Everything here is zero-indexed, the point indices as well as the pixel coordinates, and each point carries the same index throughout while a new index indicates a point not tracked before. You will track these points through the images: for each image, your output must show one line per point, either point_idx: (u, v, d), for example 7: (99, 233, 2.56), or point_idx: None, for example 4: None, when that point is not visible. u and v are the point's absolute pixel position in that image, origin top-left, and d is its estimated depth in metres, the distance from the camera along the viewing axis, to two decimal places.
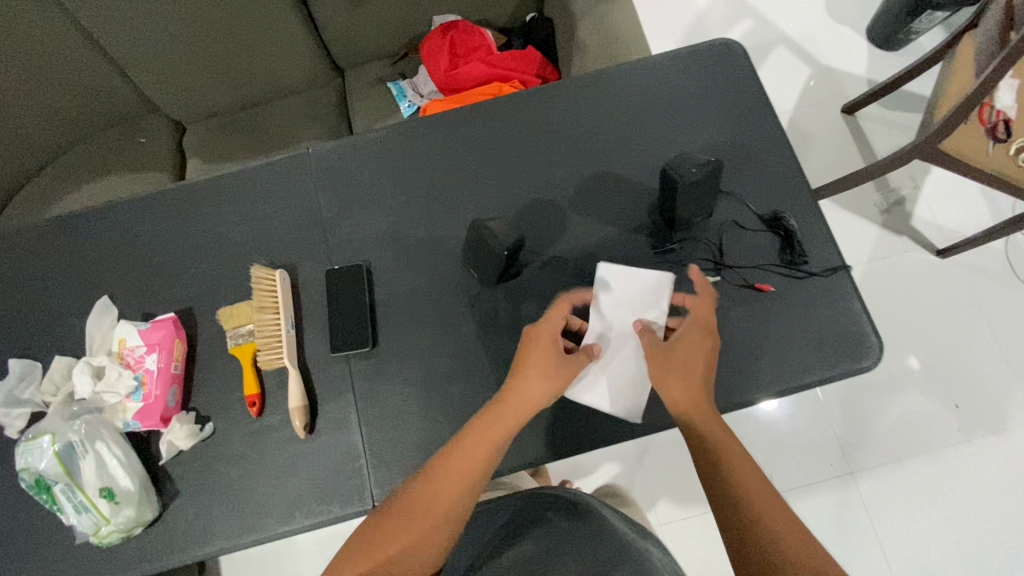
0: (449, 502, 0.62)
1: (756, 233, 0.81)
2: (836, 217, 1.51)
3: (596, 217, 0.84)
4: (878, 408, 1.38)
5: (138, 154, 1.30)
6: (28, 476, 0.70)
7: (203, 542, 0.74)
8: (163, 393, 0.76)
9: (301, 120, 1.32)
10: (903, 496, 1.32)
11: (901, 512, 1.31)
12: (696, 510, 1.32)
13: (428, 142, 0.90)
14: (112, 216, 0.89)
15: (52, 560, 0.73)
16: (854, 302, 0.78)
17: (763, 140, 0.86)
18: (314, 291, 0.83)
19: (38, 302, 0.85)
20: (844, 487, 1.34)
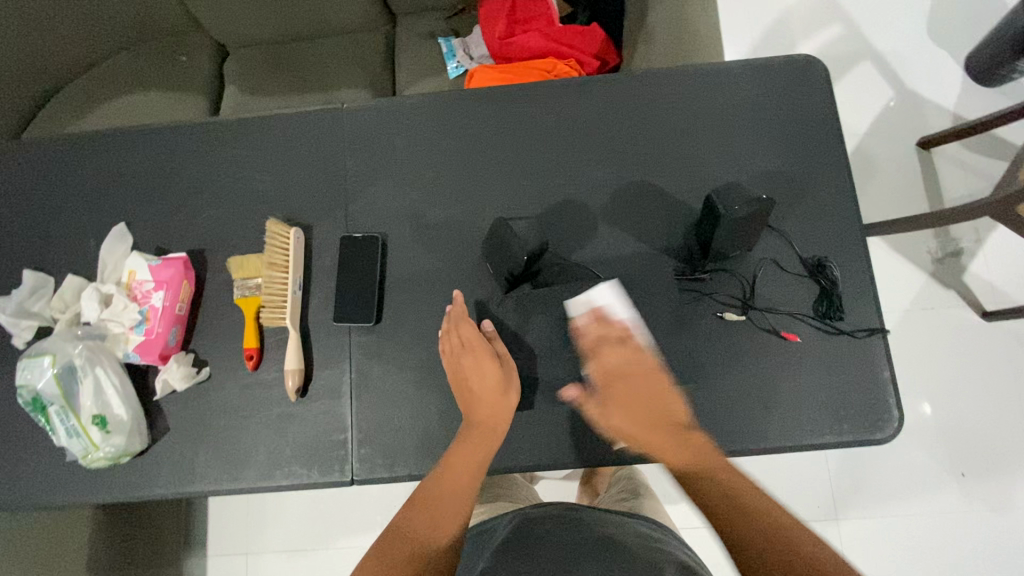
0: (437, 526, 0.66)
1: (795, 277, 0.76)
2: (883, 257, 1.42)
3: (628, 230, 0.79)
4: (880, 459, 1.33)
5: (178, 73, 1.28)
6: (26, 393, 0.72)
7: (184, 482, 0.75)
8: (165, 332, 0.76)
9: (345, 63, 1.27)
10: (885, 552, 1.29)
11: (879, 567, 1.29)
12: None
13: (467, 117, 0.85)
14: (139, 141, 0.87)
15: (46, 469, 0.76)
16: (884, 369, 0.73)
17: (825, 176, 0.79)
18: (326, 255, 0.81)
19: (58, 217, 0.86)
20: (826, 530, 1.32)
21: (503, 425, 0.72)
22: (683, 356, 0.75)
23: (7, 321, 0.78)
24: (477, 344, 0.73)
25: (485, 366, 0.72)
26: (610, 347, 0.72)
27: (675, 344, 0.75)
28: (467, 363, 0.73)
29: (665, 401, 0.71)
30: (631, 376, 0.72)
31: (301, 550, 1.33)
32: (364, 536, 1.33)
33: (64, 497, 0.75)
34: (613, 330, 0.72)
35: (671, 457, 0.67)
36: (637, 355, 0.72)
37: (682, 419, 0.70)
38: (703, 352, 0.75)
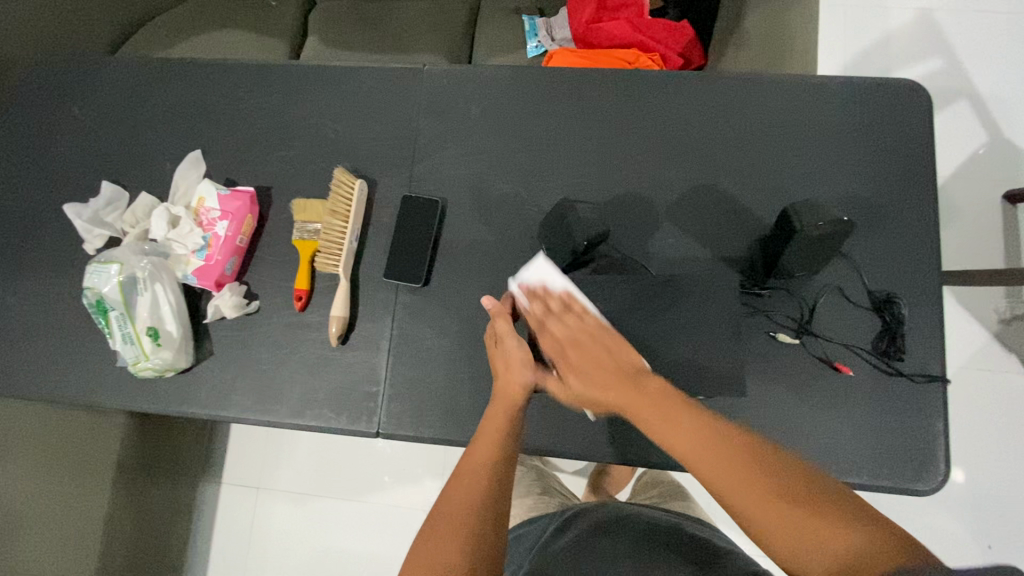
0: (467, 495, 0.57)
1: (857, 309, 0.73)
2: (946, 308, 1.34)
3: (690, 233, 0.77)
4: (905, 515, 1.27)
5: (265, 16, 1.31)
6: (90, 296, 0.76)
7: (220, 406, 0.78)
8: (223, 261, 0.78)
9: (426, 27, 1.28)
10: None
11: None
12: None
13: (544, 96, 0.84)
14: (224, 74, 0.90)
15: (97, 371, 0.80)
16: (937, 421, 0.69)
17: (908, 210, 0.75)
18: (385, 211, 0.82)
19: (139, 136, 0.89)
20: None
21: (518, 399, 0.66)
22: None
23: (81, 226, 0.82)
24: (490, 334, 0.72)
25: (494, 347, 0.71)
26: (553, 318, 0.66)
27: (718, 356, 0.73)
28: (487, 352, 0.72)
29: (618, 356, 0.64)
30: (579, 345, 0.65)
31: (309, 494, 1.37)
32: (370, 492, 1.36)
33: (109, 399, 0.79)
34: (550, 302, 0.68)
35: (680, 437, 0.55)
36: (580, 321, 0.66)
37: (637, 367, 0.63)
38: (749, 369, 0.72)
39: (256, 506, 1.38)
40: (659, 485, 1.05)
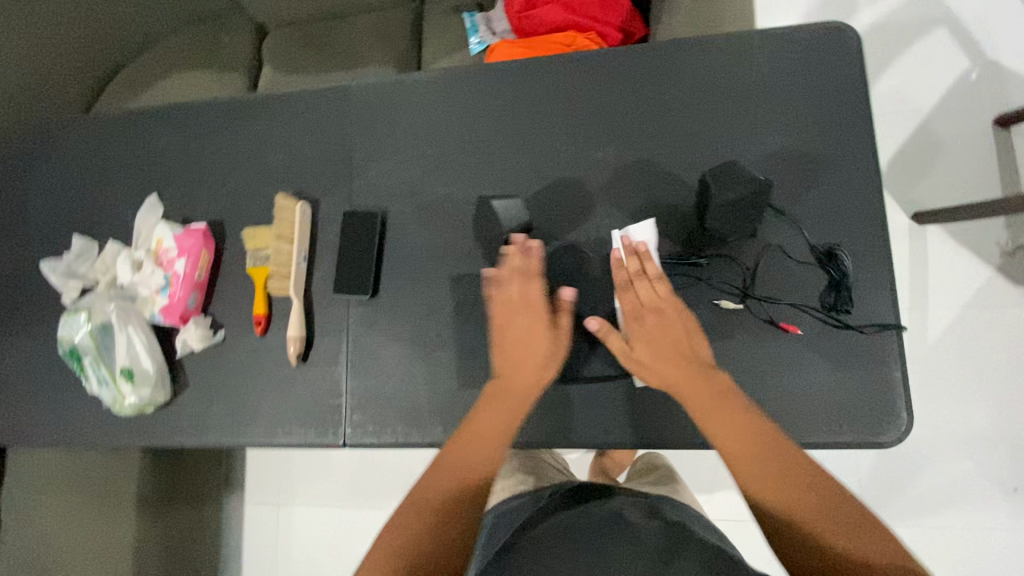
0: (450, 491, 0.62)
1: (800, 265, 0.71)
2: (944, 247, 1.28)
3: (624, 211, 0.77)
4: (924, 467, 1.21)
5: (222, 53, 1.35)
6: (66, 345, 0.82)
7: (201, 433, 0.83)
8: (185, 295, 0.83)
9: (373, 40, 1.29)
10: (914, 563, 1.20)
11: None
12: None
13: (469, 94, 0.85)
14: (170, 118, 0.94)
15: (87, 413, 0.86)
16: (893, 368, 0.68)
17: (844, 157, 0.73)
18: (329, 229, 0.84)
19: (99, 188, 0.94)
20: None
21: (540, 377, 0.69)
22: None
23: (57, 281, 0.87)
24: (521, 301, 0.72)
25: (522, 315, 0.71)
26: (643, 282, 0.69)
27: None
28: (501, 319, 0.71)
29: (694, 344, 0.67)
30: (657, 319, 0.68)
31: (324, 504, 1.43)
32: (382, 496, 1.40)
33: (100, 438, 0.85)
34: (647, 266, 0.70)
35: (726, 432, 0.61)
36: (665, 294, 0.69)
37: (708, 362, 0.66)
38: None
39: (277, 520, 1.44)
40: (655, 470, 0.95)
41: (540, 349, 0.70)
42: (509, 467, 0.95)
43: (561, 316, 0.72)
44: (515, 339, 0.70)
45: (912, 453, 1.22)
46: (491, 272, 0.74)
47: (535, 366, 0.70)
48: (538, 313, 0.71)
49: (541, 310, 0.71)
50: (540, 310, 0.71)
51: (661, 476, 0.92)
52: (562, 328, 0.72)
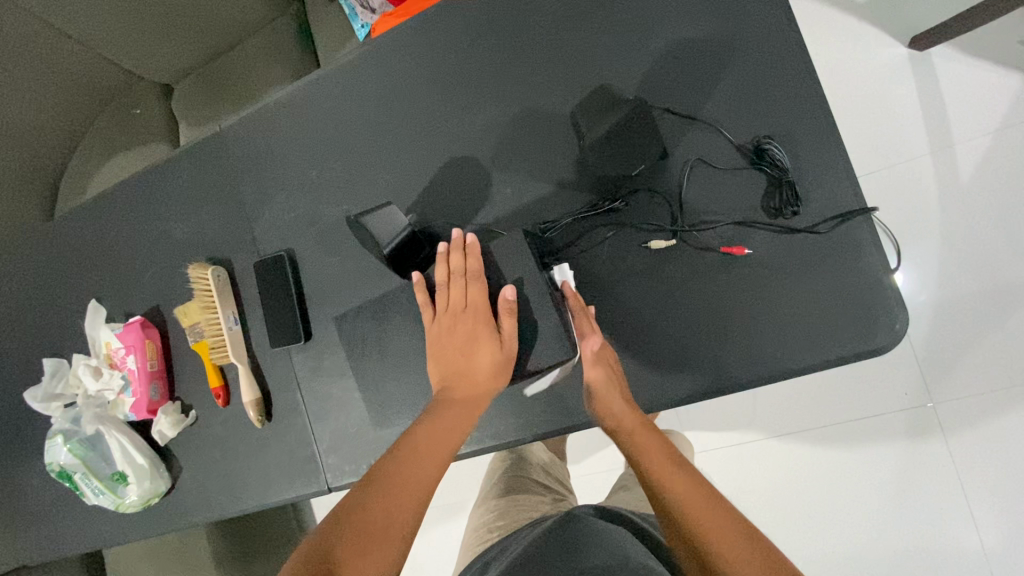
0: (387, 508, 0.51)
1: (732, 173, 0.61)
2: (959, 67, 1.06)
3: (522, 172, 0.68)
4: (1000, 328, 1.02)
5: (136, 127, 1.30)
6: (56, 470, 0.85)
7: (203, 511, 0.84)
8: (145, 390, 0.83)
9: (262, 62, 1.20)
10: (1014, 442, 1.00)
11: (1012, 458, 1.00)
12: (731, 441, 1.12)
13: (335, 100, 0.78)
14: (86, 223, 0.94)
15: (106, 518, 0.90)
16: (871, 260, 0.58)
17: (745, 35, 0.62)
18: (249, 284, 0.82)
19: (50, 309, 0.96)
20: (916, 436, 1.04)
21: (487, 392, 0.61)
22: (610, 302, 0.64)
23: (40, 406, 0.90)
24: (457, 305, 0.62)
25: (460, 323, 0.61)
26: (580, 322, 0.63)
27: (596, 291, 0.65)
28: (437, 330, 0.62)
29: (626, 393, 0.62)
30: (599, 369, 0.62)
31: None
32: None
33: (125, 537, 0.89)
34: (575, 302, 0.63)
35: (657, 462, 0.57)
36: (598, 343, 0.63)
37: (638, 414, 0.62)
38: (636, 290, 0.63)
39: None
40: None
41: (481, 357, 0.60)
42: (497, 482, 0.90)
43: (502, 321, 0.60)
44: (453, 349, 0.61)
45: (979, 316, 1.03)
46: (419, 276, 0.66)
47: (478, 378, 0.60)
48: (473, 318, 0.61)
49: (478, 312, 0.61)
50: (477, 314, 0.61)
51: None
52: (505, 333, 0.60)
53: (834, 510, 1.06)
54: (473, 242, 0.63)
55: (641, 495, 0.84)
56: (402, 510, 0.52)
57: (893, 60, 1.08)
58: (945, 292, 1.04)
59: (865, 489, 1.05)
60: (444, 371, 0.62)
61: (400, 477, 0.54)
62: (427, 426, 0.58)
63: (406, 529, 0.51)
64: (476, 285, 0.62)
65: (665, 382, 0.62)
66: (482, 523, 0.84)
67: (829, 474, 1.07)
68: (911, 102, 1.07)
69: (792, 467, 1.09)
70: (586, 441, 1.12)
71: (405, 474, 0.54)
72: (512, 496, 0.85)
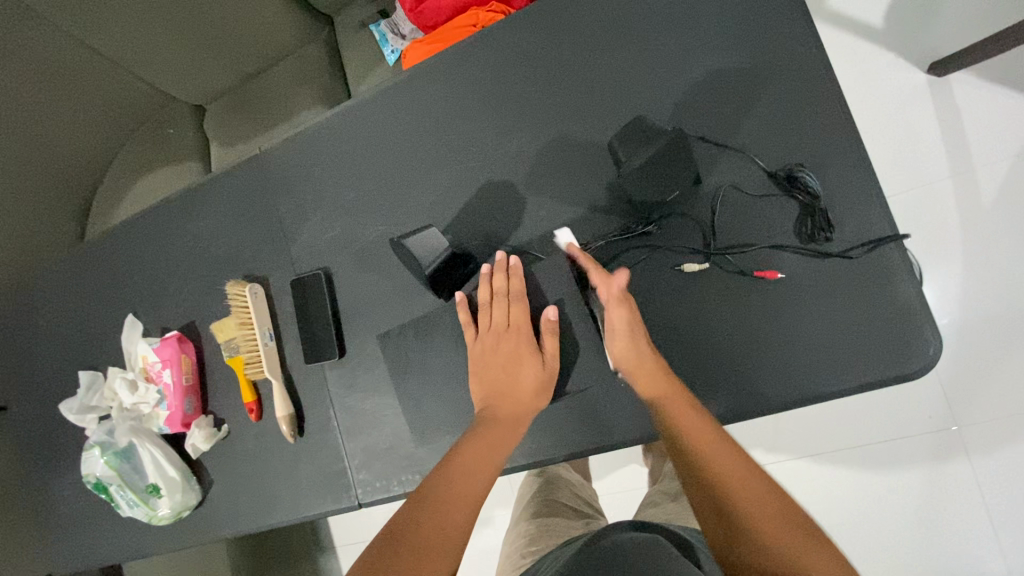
0: (441, 515, 0.53)
1: (764, 199, 0.63)
2: (977, 92, 1.07)
3: (556, 195, 0.70)
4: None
5: (168, 145, 1.34)
6: (91, 482, 0.87)
7: (233, 524, 0.85)
8: (180, 403, 0.85)
9: (293, 85, 1.24)
10: None
11: None
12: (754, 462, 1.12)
13: (371, 125, 0.80)
14: (125, 240, 0.97)
15: (136, 529, 0.91)
16: (904, 283, 0.59)
17: (774, 67, 0.64)
18: (285, 301, 0.84)
19: (87, 324, 0.99)
20: (940, 461, 1.03)
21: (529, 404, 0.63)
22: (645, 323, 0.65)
23: (77, 418, 0.93)
24: (500, 323, 0.65)
25: (503, 342, 0.65)
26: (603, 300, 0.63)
27: None
28: (480, 348, 0.65)
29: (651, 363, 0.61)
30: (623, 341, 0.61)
31: None
32: None
33: (153, 549, 0.90)
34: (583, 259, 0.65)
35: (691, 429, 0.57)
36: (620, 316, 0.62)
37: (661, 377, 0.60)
38: (668, 312, 0.65)
39: None
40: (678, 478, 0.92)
41: (524, 374, 0.63)
42: (527, 504, 0.92)
43: (545, 340, 0.64)
44: (496, 366, 0.64)
45: (1002, 338, 1.03)
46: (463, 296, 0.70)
47: (522, 395, 0.63)
48: (516, 338, 0.64)
49: (521, 332, 0.65)
50: (519, 333, 0.65)
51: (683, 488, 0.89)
52: (548, 351, 0.64)
53: (857, 534, 1.06)
54: (516, 263, 0.66)
55: (669, 511, 0.84)
56: (453, 523, 0.53)
57: (911, 86, 1.10)
58: (967, 313, 1.04)
59: (889, 512, 1.05)
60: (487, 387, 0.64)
61: (450, 493, 0.55)
62: (471, 443, 0.59)
63: (457, 546, 0.52)
64: (519, 305, 0.66)
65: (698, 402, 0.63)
66: (515, 550, 0.84)
67: (853, 495, 1.06)
68: (930, 126, 1.08)
69: (815, 488, 1.08)
70: (608, 460, 1.12)
71: (452, 490, 0.55)
72: (542, 519, 0.86)
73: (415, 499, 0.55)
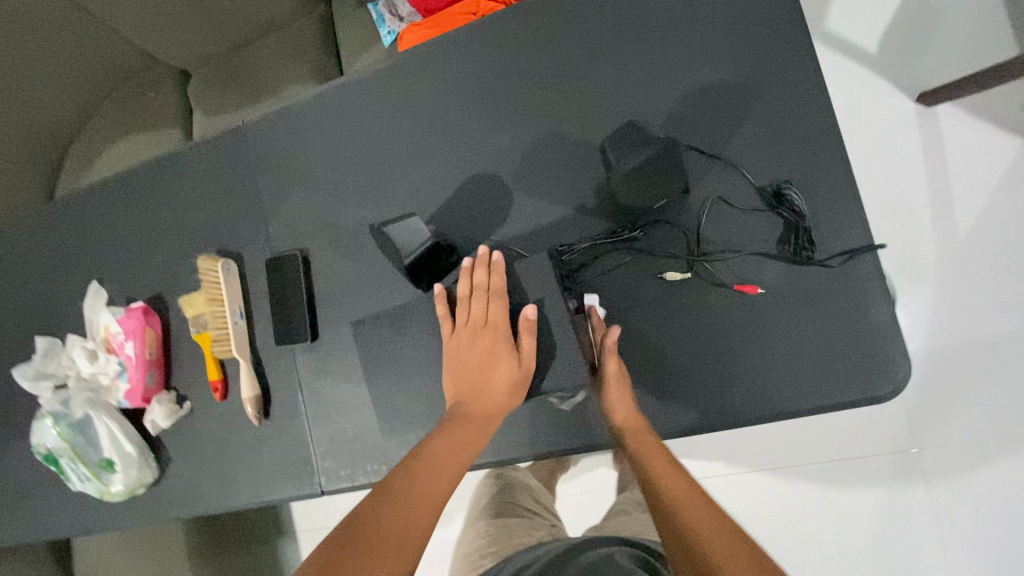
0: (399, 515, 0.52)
1: (751, 213, 0.63)
2: (962, 125, 1.09)
3: (544, 193, 0.69)
4: (985, 380, 1.05)
5: (148, 109, 1.29)
6: (42, 451, 0.84)
7: (191, 506, 0.83)
8: (141, 377, 0.82)
9: (285, 59, 1.21)
10: (989, 491, 1.03)
11: (988, 506, 1.03)
12: (720, 472, 1.13)
13: (361, 106, 0.78)
14: (93, 204, 0.93)
15: (88, 504, 0.88)
16: (879, 309, 0.60)
17: (771, 82, 0.64)
18: (258, 280, 0.82)
19: (48, 288, 0.95)
20: (897, 482, 1.06)
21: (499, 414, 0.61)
22: (623, 329, 0.65)
23: (30, 385, 0.89)
24: (477, 320, 0.63)
25: (479, 340, 0.62)
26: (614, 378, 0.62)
27: (610, 316, 0.66)
28: (456, 343, 0.63)
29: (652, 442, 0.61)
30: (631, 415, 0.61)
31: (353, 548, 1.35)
32: None
33: (104, 525, 0.87)
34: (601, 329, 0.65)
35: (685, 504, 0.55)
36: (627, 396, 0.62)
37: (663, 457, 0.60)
38: (647, 318, 0.65)
39: None
40: None
41: (497, 375, 0.60)
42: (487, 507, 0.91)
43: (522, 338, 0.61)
44: (471, 364, 0.62)
45: (966, 367, 1.05)
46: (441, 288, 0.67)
47: (494, 393, 0.60)
48: (492, 335, 0.62)
49: (498, 329, 0.62)
50: (496, 330, 0.62)
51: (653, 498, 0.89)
52: (524, 350, 0.60)
53: (814, 548, 1.08)
54: (498, 259, 0.64)
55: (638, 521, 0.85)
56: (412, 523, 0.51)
57: (899, 113, 1.12)
58: (934, 341, 1.07)
59: (845, 528, 1.08)
60: (461, 390, 0.62)
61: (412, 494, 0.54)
62: (437, 440, 0.58)
63: (412, 548, 0.50)
64: (498, 301, 0.63)
65: (670, 411, 0.64)
66: (476, 551, 0.84)
67: (812, 510, 1.09)
68: (914, 154, 1.10)
69: (776, 501, 1.11)
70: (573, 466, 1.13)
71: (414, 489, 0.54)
72: (504, 521, 0.86)
73: (374, 496, 0.53)
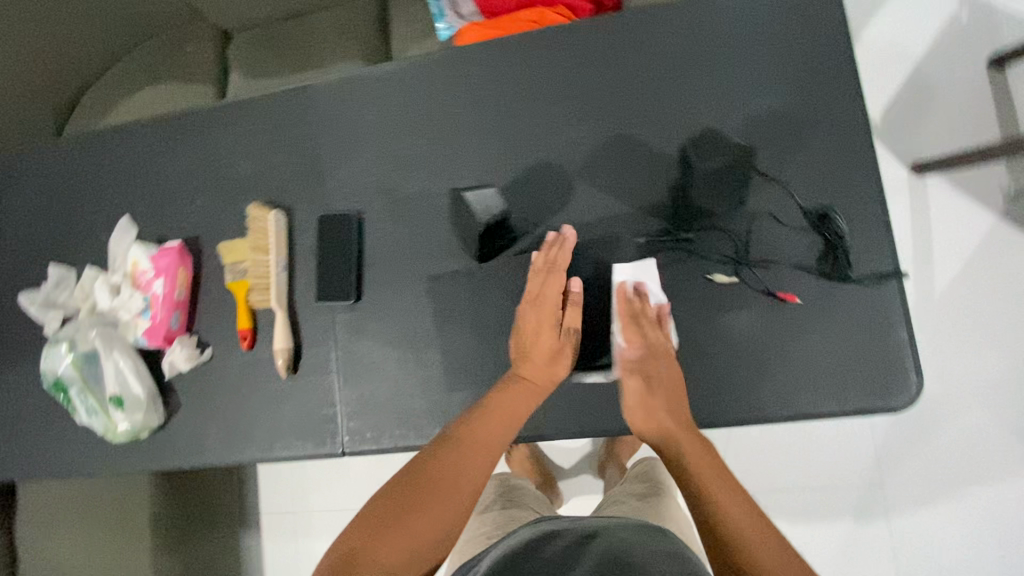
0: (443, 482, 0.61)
1: (796, 230, 0.70)
2: (949, 195, 1.22)
3: (605, 189, 0.74)
4: (949, 427, 1.14)
5: (182, 62, 1.27)
6: (49, 378, 0.81)
7: (196, 455, 0.81)
8: (166, 316, 0.80)
9: (335, 35, 1.22)
10: (941, 528, 1.13)
11: (939, 542, 1.12)
12: None
13: (433, 83, 0.81)
14: (132, 138, 0.91)
15: (83, 443, 0.84)
16: (900, 330, 0.66)
17: (823, 118, 0.71)
18: (304, 235, 0.82)
19: (69, 217, 0.92)
20: (863, 512, 1.14)
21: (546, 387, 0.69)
22: (666, 322, 0.70)
23: (37, 312, 0.85)
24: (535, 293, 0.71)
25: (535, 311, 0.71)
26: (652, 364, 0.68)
27: (655, 310, 0.71)
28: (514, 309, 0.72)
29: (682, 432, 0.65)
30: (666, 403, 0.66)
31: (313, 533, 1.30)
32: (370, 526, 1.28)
33: (97, 466, 0.83)
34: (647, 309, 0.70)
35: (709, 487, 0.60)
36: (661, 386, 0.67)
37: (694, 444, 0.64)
38: (689, 315, 0.70)
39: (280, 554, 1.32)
40: (645, 481, 0.96)
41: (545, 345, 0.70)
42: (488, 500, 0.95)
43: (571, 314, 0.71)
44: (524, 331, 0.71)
45: (933, 413, 1.15)
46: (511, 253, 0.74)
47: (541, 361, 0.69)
48: (547, 309, 0.71)
49: (551, 305, 0.71)
50: (550, 305, 0.71)
51: (650, 490, 0.93)
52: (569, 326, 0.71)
53: None
54: (567, 237, 0.72)
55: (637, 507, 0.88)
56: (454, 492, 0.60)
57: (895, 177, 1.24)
58: None
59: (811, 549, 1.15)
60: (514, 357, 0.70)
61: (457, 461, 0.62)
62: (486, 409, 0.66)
63: (453, 514, 0.59)
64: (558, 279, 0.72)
65: (700, 404, 0.69)
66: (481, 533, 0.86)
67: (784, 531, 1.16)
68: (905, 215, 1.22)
69: None
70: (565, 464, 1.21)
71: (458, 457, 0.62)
72: (507, 510, 0.89)
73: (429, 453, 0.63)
